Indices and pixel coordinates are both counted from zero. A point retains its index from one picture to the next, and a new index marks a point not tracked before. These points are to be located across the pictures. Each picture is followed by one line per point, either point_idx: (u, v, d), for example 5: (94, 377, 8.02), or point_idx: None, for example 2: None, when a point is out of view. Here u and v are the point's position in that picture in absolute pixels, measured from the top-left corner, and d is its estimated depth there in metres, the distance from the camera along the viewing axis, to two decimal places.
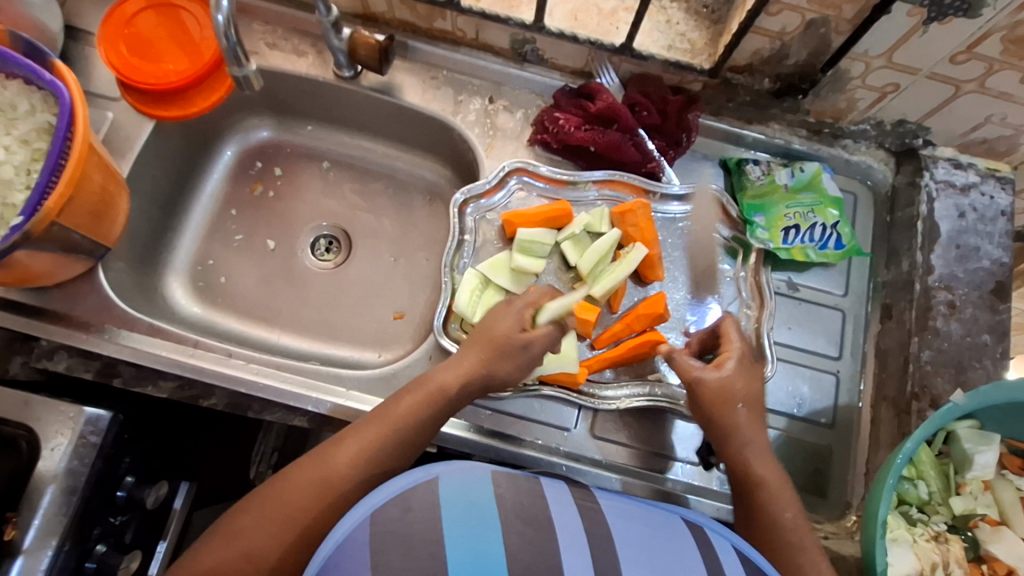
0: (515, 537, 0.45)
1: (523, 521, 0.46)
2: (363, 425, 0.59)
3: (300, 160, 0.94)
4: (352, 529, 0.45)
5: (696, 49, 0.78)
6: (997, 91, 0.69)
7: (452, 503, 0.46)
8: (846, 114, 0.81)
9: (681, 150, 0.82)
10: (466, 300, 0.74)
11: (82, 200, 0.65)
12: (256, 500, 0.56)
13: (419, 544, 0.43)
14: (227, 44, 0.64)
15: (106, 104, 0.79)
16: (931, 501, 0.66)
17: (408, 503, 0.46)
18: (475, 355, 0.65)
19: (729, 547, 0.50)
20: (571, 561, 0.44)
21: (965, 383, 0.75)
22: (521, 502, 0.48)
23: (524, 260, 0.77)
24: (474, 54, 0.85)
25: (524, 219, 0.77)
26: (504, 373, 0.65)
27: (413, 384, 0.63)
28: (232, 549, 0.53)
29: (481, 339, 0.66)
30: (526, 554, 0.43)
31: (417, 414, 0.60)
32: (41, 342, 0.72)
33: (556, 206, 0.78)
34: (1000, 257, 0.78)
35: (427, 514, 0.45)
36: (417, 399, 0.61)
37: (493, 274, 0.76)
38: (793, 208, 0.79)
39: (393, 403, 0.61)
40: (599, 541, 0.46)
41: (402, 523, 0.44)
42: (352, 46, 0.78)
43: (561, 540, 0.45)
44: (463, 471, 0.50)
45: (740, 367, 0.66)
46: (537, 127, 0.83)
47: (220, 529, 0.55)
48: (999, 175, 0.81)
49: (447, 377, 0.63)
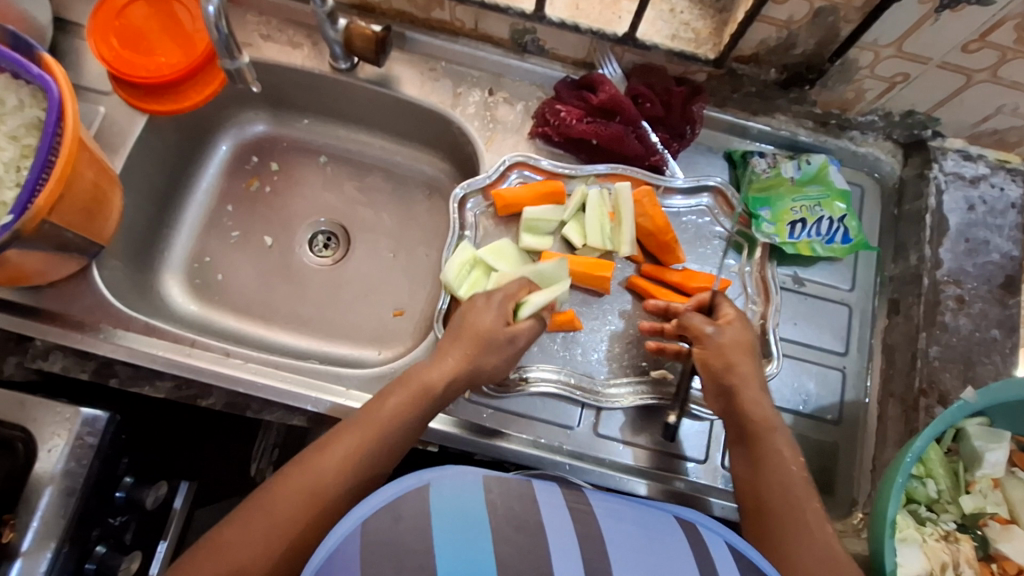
0: (504, 545, 0.44)
1: (514, 528, 0.45)
2: (348, 428, 0.58)
3: (297, 154, 0.93)
4: (343, 540, 0.44)
5: (701, 38, 0.76)
6: (1009, 80, 0.67)
7: (443, 511, 0.45)
8: (853, 105, 0.79)
9: (685, 142, 0.80)
10: (454, 273, 0.73)
11: (73, 197, 0.64)
12: (250, 509, 0.54)
13: (409, 556, 0.42)
14: (219, 37, 0.62)
15: (98, 98, 0.77)
16: (940, 499, 0.65)
17: (398, 511, 0.45)
18: (460, 351, 0.64)
19: (722, 543, 0.49)
20: (563, 566, 0.43)
21: (974, 380, 0.73)
22: (512, 509, 0.47)
23: (529, 239, 0.77)
24: (473, 44, 0.83)
25: (518, 201, 0.76)
26: (495, 369, 0.66)
27: (395, 385, 0.62)
28: (225, 562, 0.51)
29: (466, 334, 0.65)
30: (517, 562, 0.43)
31: (402, 416, 0.60)
32: (36, 342, 0.70)
33: (549, 184, 0.77)
34: (1009, 251, 0.77)
35: (418, 523, 0.44)
36: (403, 398, 0.61)
37: (491, 258, 0.75)
38: (799, 201, 0.78)
39: (375, 405, 0.60)
40: (590, 546, 0.45)
41: (395, 533, 0.44)
42: (348, 38, 0.76)
43: (554, 545, 0.44)
44: (455, 476, 0.48)
45: (735, 332, 0.66)
46: (538, 119, 0.81)
47: (208, 542, 0.53)
48: (1009, 167, 0.79)
49: (430, 375, 0.62)
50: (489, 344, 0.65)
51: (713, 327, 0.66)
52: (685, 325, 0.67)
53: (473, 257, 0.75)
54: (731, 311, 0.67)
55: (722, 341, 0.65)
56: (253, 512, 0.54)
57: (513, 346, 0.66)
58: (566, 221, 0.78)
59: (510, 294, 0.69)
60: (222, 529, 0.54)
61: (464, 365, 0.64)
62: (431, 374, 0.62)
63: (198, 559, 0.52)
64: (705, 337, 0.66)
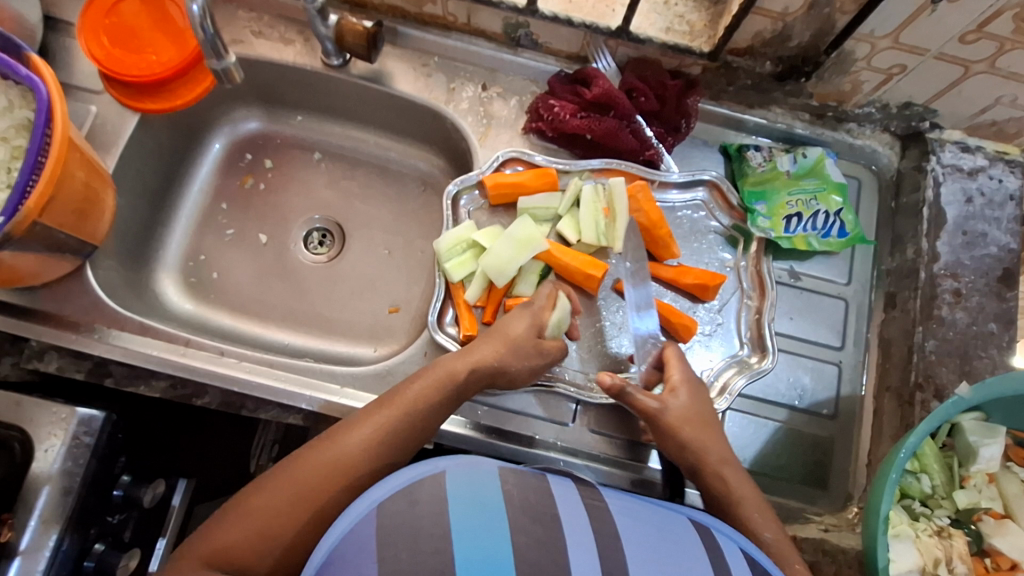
0: (521, 535, 0.43)
1: (529, 518, 0.45)
2: (374, 409, 0.59)
3: (290, 151, 0.93)
4: (357, 522, 0.44)
5: (696, 31, 0.76)
6: (1008, 71, 0.66)
7: (455, 498, 0.45)
8: (851, 97, 0.78)
9: (681, 136, 0.80)
10: (447, 244, 0.74)
11: (64, 199, 0.64)
12: (275, 477, 0.54)
13: (426, 538, 0.42)
14: (204, 36, 0.61)
15: (89, 97, 0.77)
16: (934, 494, 0.65)
17: (415, 495, 0.45)
18: (491, 348, 0.65)
19: (736, 548, 0.49)
20: (578, 560, 0.43)
21: (970, 374, 0.73)
22: (528, 499, 0.47)
23: (514, 228, 0.74)
24: (466, 39, 0.82)
25: (505, 189, 0.76)
26: (516, 374, 0.66)
27: (423, 370, 0.62)
28: (249, 525, 0.51)
29: (497, 336, 0.66)
30: (533, 553, 0.42)
31: (428, 400, 0.60)
32: (31, 343, 0.70)
33: (538, 173, 0.76)
34: (1008, 243, 0.76)
35: (435, 508, 0.44)
36: (427, 383, 0.61)
37: (485, 241, 0.74)
38: (795, 195, 0.77)
39: (403, 389, 0.61)
40: (606, 539, 0.45)
41: (410, 516, 0.43)
42: (339, 34, 0.75)
43: (570, 539, 0.44)
44: (471, 466, 0.48)
45: (685, 404, 0.65)
46: (531, 114, 0.80)
47: (233, 508, 0.53)
48: (1008, 158, 0.79)
49: (457, 364, 0.63)
50: (515, 348, 0.65)
51: (661, 403, 0.64)
52: (630, 402, 0.65)
53: (469, 236, 0.75)
54: (677, 376, 0.66)
55: (669, 422, 0.64)
56: (274, 486, 0.53)
57: (541, 358, 0.67)
58: (561, 216, 0.78)
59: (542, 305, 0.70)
60: (248, 496, 0.54)
61: (492, 359, 0.64)
62: (457, 363, 0.63)
63: (222, 525, 0.52)
64: (652, 415, 0.64)
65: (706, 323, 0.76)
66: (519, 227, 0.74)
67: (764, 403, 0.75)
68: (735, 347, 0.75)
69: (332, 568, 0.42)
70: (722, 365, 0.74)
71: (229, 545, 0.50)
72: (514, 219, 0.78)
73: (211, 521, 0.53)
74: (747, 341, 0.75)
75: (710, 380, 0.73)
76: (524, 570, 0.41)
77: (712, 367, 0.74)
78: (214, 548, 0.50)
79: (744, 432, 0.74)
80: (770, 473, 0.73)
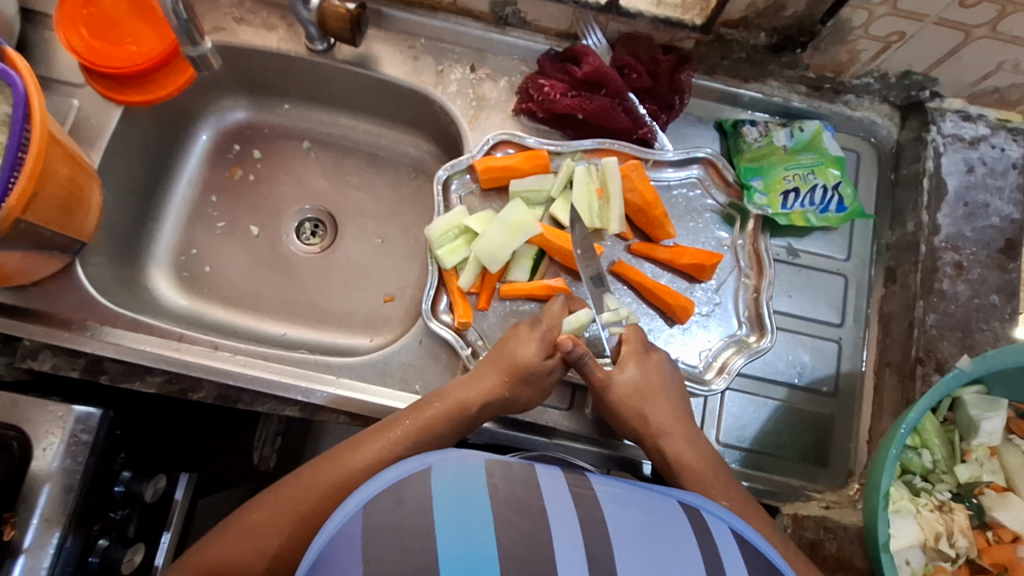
0: (508, 529, 0.43)
1: (517, 512, 0.44)
2: (380, 432, 0.61)
3: (279, 140, 0.91)
4: (346, 521, 0.44)
5: (687, 4, 0.73)
6: (1009, 35, 0.64)
7: (444, 495, 0.44)
8: (848, 68, 0.76)
9: (674, 114, 0.78)
10: (439, 230, 0.73)
11: (47, 195, 0.62)
12: (280, 491, 0.57)
13: (411, 537, 0.41)
14: (178, 22, 0.61)
15: (70, 91, 0.76)
16: (935, 469, 0.66)
17: (401, 494, 0.44)
18: (498, 376, 0.64)
19: (728, 530, 0.47)
20: (564, 552, 0.42)
21: (973, 347, 0.72)
22: (514, 493, 0.45)
23: (508, 213, 0.73)
24: (452, 19, 0.80)
25: (494, 172, 0.74)
26: (525, 396, 0.65)
27: (433, 397, 0.63)
28: (258, 541, 0.55)
29: (504, 361, 0.64)
30: (521, 547, 0.42)
31: (434, 427, 0.61)
32: (24, 342, 0.70)
33: (527, 155, 0.75)
34: (1009, 213, 0.75)
35: (420, 505, 0.43)
36: (439, 412, 0.62)
37: (478, 227, 0.74)
38: (793, 169, 0.76)
39: (410, 414, 0.62)
40: (593, 529, 0.44)
41: (395, 515, 0.43)
42: (322, 17, 0.73)
43: (556, 530, 0.43)
44: (459, 460, 0.47)
45: (637, 379, 0.65)
46: (522, 95, 0.79)
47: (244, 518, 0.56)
48: (1010, 126, 0.77)
49: (469, 396, 0.63)
50: (523, 376, 0.64)
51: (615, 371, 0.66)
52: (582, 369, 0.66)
53: (461, 222, 0.74)
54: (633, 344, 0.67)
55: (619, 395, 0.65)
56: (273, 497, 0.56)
57: (549, 377, 0.66)
58: (554, 199, 0.77)
59: (551, 321, 0.66)
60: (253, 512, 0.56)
61: (500, 389, 0.64)
62: (469, 394, 0.63)
63: (230, 538, 0.56)
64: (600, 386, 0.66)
65: (703, 304, 0.75)
66: (512, 211, 0.73)
67: (763, 383, 0.75)
68: (734, 326, 0.74)
69: (322, 568, 0.42)
70: (721, 346, 0.74)
71: (224, 561, 0.54)
72: (506, 203, 0.77)
73: (222, 529, 0.57)
74: (745, 320, 0.74)
75: (709, 361, 0.73)
76: (510, 565, 0.41)
77: (710, 347, 0.74)
78: (215, 560, 0.54)
79: (743, 412, 0.74)
80: (769, 452, 0.73)
